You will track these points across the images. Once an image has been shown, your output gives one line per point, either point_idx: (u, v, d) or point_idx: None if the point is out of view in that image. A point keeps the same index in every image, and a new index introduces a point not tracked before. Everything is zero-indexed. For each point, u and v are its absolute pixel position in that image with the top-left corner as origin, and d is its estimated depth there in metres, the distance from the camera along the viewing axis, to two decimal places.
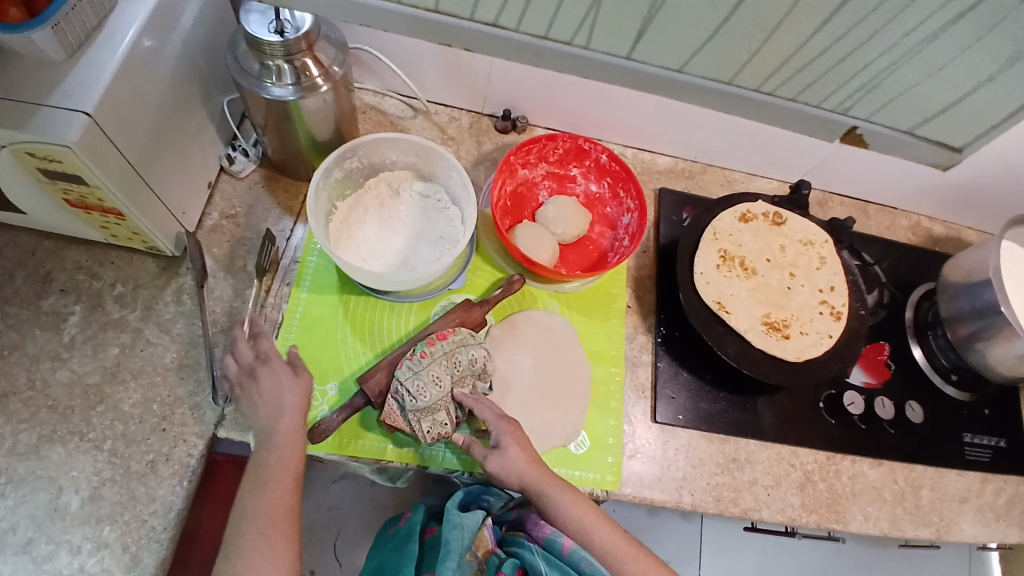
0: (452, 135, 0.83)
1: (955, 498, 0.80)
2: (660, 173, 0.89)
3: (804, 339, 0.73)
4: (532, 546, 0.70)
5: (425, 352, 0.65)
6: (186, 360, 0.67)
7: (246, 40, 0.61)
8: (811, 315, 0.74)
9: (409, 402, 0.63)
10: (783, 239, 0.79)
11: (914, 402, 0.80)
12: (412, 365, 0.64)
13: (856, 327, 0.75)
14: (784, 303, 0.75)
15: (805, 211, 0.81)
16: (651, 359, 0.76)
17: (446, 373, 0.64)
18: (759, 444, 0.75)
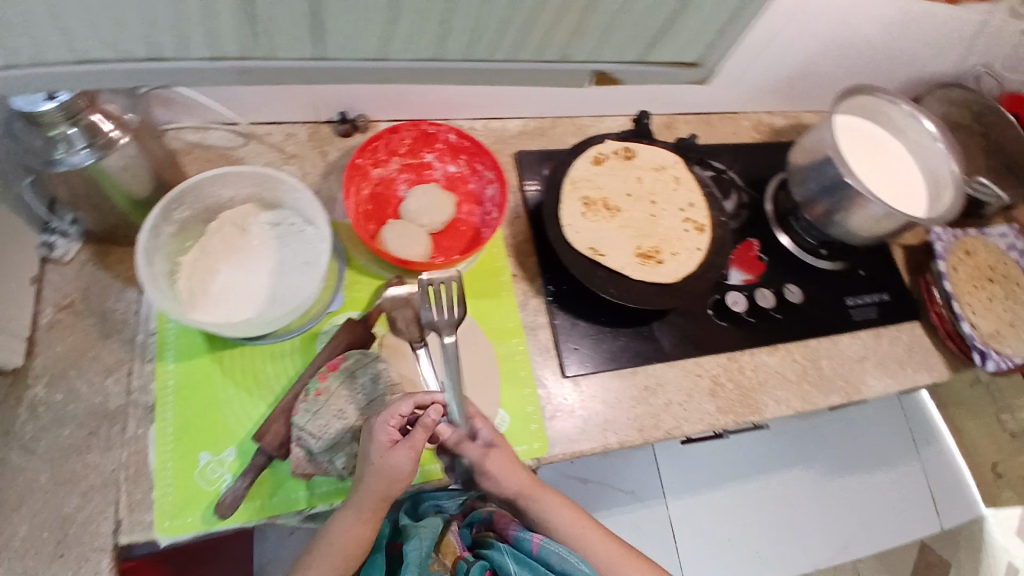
0: (292, 152, 0.79)
1: (854, 358, 0.86)
2: (515, 137, 0.88)
3: (677, 261, 0.76)
4: (501, 546, 0.71)
5: (320, 389, 0.63)
6: (65, 474, 0.62)
7: (17, 114, 0.55)
8: (679, 236, 0.78)
9: (315, 444, 0.61)
10: (640, 170, 0.81)
11: (792, 284, 0.86)
12: (309, 407, 0.62)
13: (721, 234, 0.78)
14: (653, 231, 0.78)
15: (652, 138, 0.83)
16: (548, 319, 0.77)
17: (349, 403, 0.63)
18: (665, 366, 0.78)
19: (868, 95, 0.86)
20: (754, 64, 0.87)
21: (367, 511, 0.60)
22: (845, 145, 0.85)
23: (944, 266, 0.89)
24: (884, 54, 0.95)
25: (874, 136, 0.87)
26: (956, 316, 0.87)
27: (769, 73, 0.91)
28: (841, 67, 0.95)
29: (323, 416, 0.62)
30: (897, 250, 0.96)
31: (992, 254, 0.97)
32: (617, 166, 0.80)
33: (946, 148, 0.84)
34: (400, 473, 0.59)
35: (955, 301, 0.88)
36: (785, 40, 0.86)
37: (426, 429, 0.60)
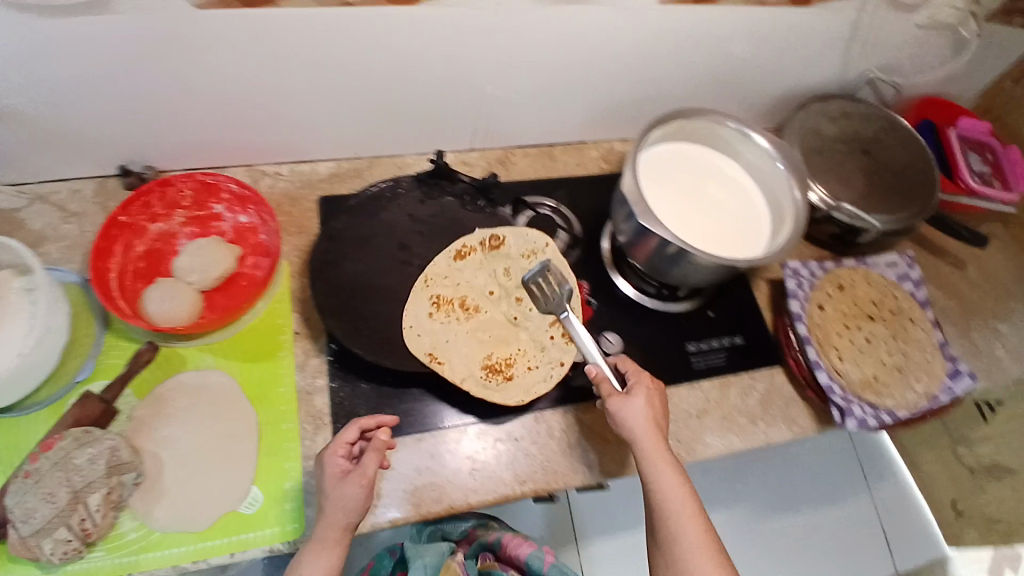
0: (74, 211, 0.77)
1: (691, 414, 0.78)
2: (323, 180, 0.83)
3: (530, 376, 0.71)
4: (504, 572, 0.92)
5: (29, 470, 0.61)
6: None
7: None
8: (539, 347, 0.73)
9: (19, 530, 0.58)
10: (508, 261, 0.77)
11: (611, 333, 0.79)
12: (18, 489, 0.60)
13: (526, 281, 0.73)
14: (509, 339, 0.74)
15: (454, 176, 0.78)
16: (327, 383, 0.70)
17: (59, 486, 0.59)
18: (455, 432, 0.71)
19: (690, 119, 0.77)
20: (567, 92, 0.84)
21: (330, 542, 0.59)
22: (664, 181, 0.77)
23: (798, 307, 0.79)
24: (737, 62, 0.85)
25: (705, 167, 0.80)
26: (814, 363, 0.77)
27: (596, 99, 0.87)
28: (685, 77, 0.87)
29: (32, 502, 0.59)
30: (763, 285, 0.87)
31: (875, 287, 0.84)
32: (417, 210, 0.76)
33: (788, 169, 0.76)
34: (350, 501, 0.59)
35: (812, 348, 0.77)
36: (600, 59, 0.79)
37: (372, 453, 0.61)
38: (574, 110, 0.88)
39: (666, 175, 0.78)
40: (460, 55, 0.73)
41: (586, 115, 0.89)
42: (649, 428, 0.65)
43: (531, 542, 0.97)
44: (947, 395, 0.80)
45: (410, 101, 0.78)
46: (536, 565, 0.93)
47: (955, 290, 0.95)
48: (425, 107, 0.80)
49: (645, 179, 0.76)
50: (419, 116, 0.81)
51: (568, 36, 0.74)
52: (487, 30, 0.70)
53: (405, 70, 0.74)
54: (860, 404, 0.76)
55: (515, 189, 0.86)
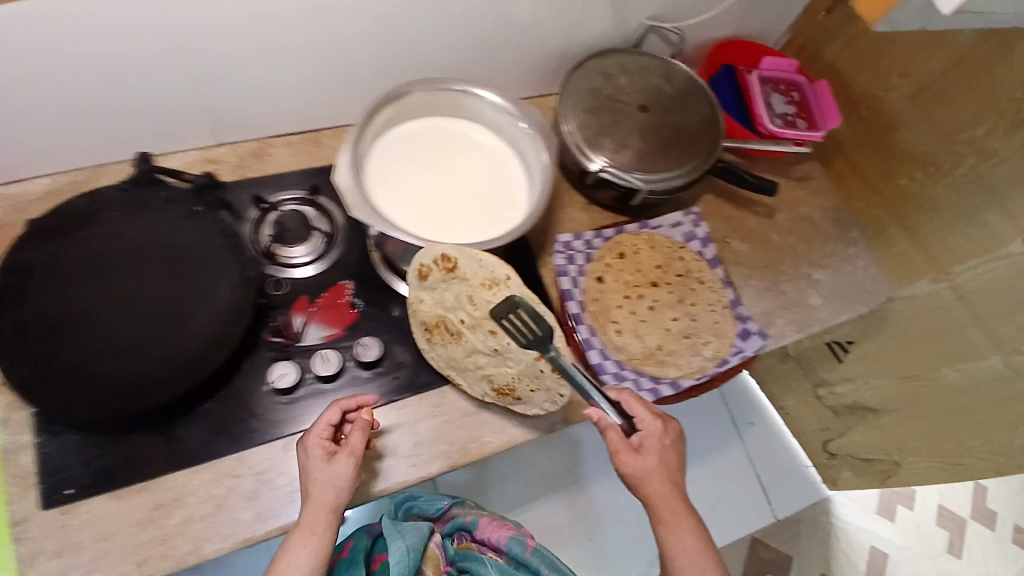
0: None
1: (464, 411, 0.72)
2: (35, 202, 0.72)
3: (534, 396, 0.69)
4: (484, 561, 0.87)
5: None
6: None
7: None
8: (534, 374, 0.67)
9: None
10: (468, 286, 0.66)
11: (368, 338, 0.71)
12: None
13: (244, 300, 0.64)
14: (505, 364, 0.68)
15: (171, 175, 0.69)
16: (32, 438, 0.64)
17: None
18: (191, 472, 0.66)
19: (413, 92, 0.68)
20: (297, 74, 0.73)
21: (316, 524, 0.61)
22: (401, 163, 0.69)
23: (567, 284, 0.75)
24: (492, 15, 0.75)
25: (449, 142, 0.72)
26: (587, 342, 0.74)
27: (350, 73, 0.76)
28: (439, 46, 0.77)
29: None
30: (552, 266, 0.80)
31: (659, 251, 0.82)
32: (124, 227, 0.66)
33: (530, 129, 0.71)
34: (342, 480, 0.62)
35: (583, 327, 0.74)
36: (321, 31, 0.68)
37: (358, 428, 0.64)
38: (316, 93, 0.77)
39: (408, 161, 0.69)
40: (147, 47, 0.63)
41: (347, 89, 0.78)
42: (668, 487, 0.66)
43: (513, 525, 0.93)
44: (737, 357, 0.76)
45: (104, 105, 0.67)
46: (517, 551, 0.89)
47: (761, 241, 0.92)
48: (136, 109, 0.69)
49: (375, 165, 0.67)
50: (133, 117, 0.70)
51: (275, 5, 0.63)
52: (157, 15, 0.60)
53: (77, 72, 0.62)
54: (633, 376, 0.73)
55: (260, 181, 0.77)
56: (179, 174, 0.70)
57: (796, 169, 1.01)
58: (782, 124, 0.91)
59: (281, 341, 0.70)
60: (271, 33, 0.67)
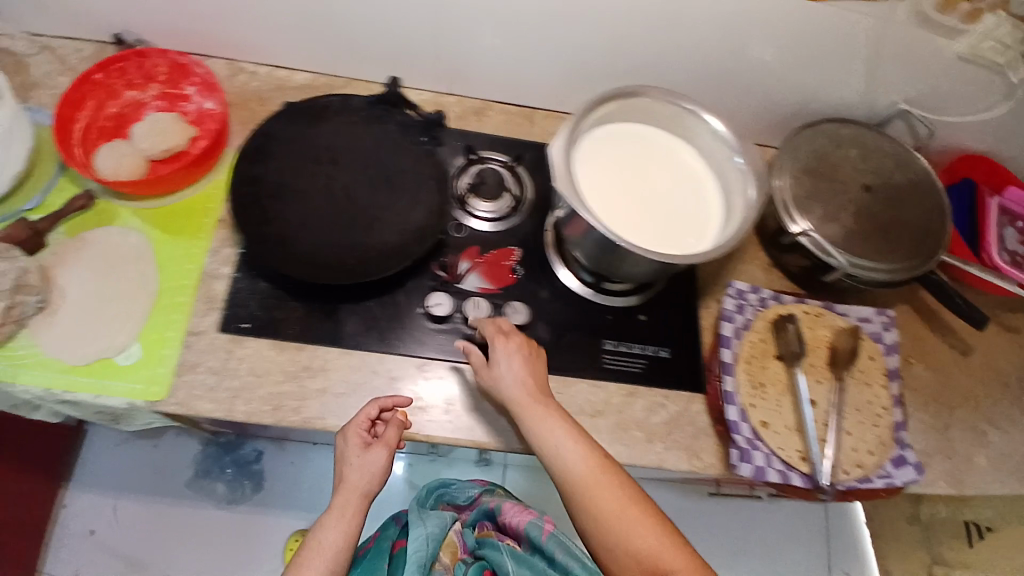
0: (74, 67, 0.83)
1: (585, 411, 0.72)
2: (294, 89, 0.84)
3: (857, 453, 0.72)
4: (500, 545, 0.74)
5: None
6: None
7: None
8: (867, 431, 0.73)
9: None
10: (830, 327, 0.77)
11: (517, 302, 0.73)
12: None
13: (433, 224, 0.70)
14: (849, 415, 0.74)
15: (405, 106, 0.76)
16: (230, 271, 0.73)
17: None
18: (339, 352, 0.71)
19: (639, 97, 0.70)
20: (546, 48, 0.79)
21: (350, 507, 0.61)
22: (610, 160, 0.71)
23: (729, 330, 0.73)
24: (739, 43, 0.77)
25: (659, 152, 0.73)
26: (728, 396, 0.71)
27: (582, 65, 0.81)
28: (674, 60, 0.80)
29: None
30: (714, 306, 0.79)
31: (825, 336, 0.76)
32: (357, 130, 0.74)
33: (744, 164, 0.68)
34: (377, 467, 0.63)
35: (731, 380, 0.72)
36: (580, 10, 0.74)
37: (394, 425, 0.65)
38: (551, 69, 0.82)
39: (615, 155, 0.71)
40: None
41: (570, 79, 0.84)
42: (523, 387, 0.64)
43: (533, 511, 0.79)
44: (883, 481, 0.71)
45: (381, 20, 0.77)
46: (534, 535, 0.75)
47: (944, 373, 0.83)
48: (405, 36, 0.79)
49: (585, 154, 0.70)
50: (399, 46, 0.80)
51: None
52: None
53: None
54: (767, 450, 0.70)
55: (473, 135, 0.82)
56: (412, 108, 0.76)
57: (1007, 316, 0.90)
58: (1009, 262, 0.83)
59: (441, 276, 0.75)
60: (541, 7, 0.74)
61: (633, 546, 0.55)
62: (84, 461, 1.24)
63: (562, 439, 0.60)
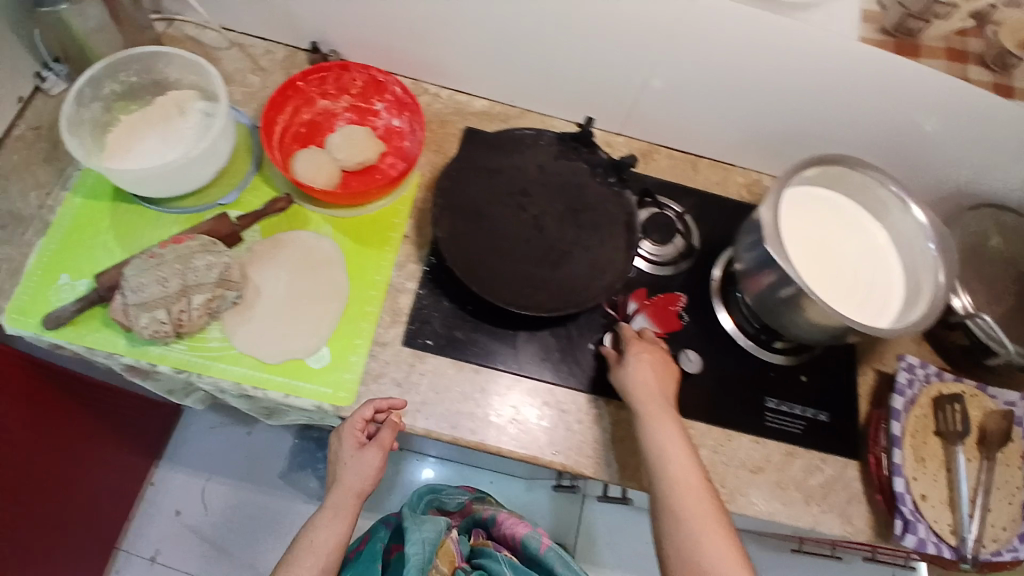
0: (262, 66, 0.84)
1: (746, 466, 0.73)
2: (474, 115, 0.87)
3: (1008, 533, 0.74)
4: (498, 557, 0.82)
5: (156, 253, 0.68)
6: None
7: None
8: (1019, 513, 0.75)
9: (131, 296, 0.66)
10: (984, 407, 0.79)
11: (693, 350, 0.74)
12: (141, 264, 0.68)
13: (620, 266, 0.71)
14: (1001, 495, 0.76)
15: (593, 147, 0.77)
16: (415, 287, 0.75)
17: (173, 275, 0.67)
18: (513, 379, 0.72)
19: (839, 168, 0.72)
20: (735, 104, 0.80)
21: (341, 507, 0.67)
22: (804, 224, 0.73)
23: (899, 404, 0.76)
24: (921, 128, 0.78)
25: (849, 220, 0.74)
26: (895, 467, 0.74)
27: (758, 127, 0.82)
28: (858, 131, 0.80)
29: (158, 278, 0.66)
30: (869, 373, 0.82)
31: (980, 416, 0.78)
32: (547, 164, 0.76)
33: (938, 250, 0.70)
34: (369, 468, 0.68)
35: (897, 452, 0.75)
36: (781, 76, 0.75)
37: (388, 428, 0.67)
38: (733, 125, 0.83)
39: (809, 220, 0.73)
40: (645, 47, 0.75)
41: (738, 137, 0.84)
42: (648, 389, 0.66)
43: (530, 524, 0.87)
44: (1009, 553, 0.73)
45: (578, 61, 0.79)
46: (532, 546, 0.84)
47: None
48: (597, 78, 0.81)
49: (783, 216, 0.72)
50: (585, 87, 0.82)
51: (770, 50, 0.71)
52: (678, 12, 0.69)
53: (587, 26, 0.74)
54: (926, 523, 0.73)
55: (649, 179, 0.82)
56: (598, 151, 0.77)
57: None
58: None
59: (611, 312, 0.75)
60: (737, 69, 0.75)
61: (700, 558, 0.59)
62: (177, 439, 1.28)
63: (673, 446, 0.63)
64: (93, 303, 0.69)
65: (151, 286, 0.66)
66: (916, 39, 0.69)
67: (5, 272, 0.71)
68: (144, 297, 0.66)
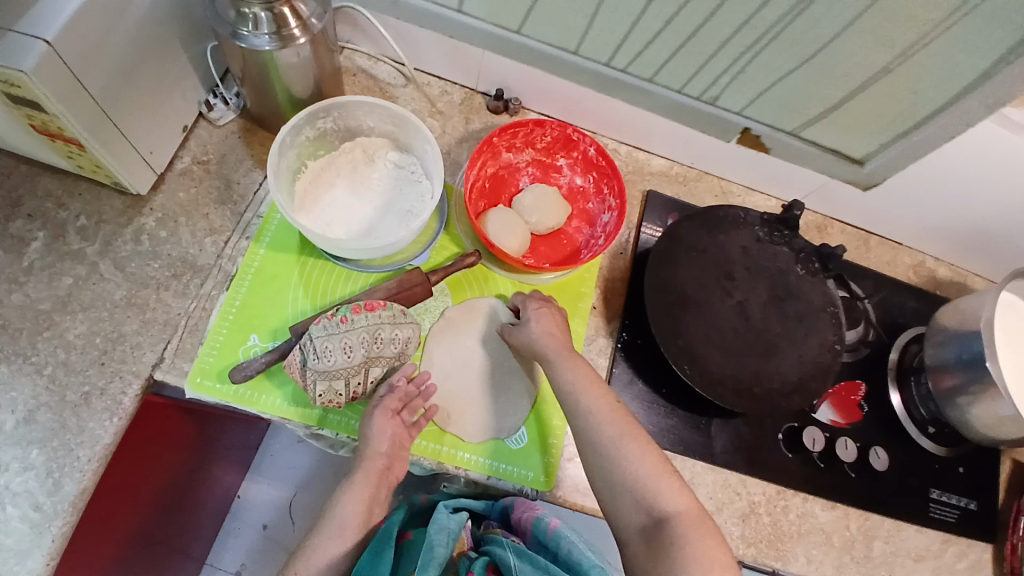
0: (440, 109, 0.80)
1: (911, 555, 0.76)
2: (653, 175, 0.84)
3: None
4: (504, 540, 0.62)
5: (347, 317, 0.63)
6: (150, 300, 0.67)
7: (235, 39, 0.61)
8: None
9: (312, 360, 0.61)
10: None
11: (881, 449, 0.76)
12: (327, 327, 0.62)
13: (829, 360, 0.70)
14: None
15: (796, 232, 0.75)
16: (607, 364, 0.74)
17: (360, 345, 0.62)
18: (706, 467, 0.71)
19: None
20: (932, 197, 0.79)
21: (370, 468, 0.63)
22: (1001, 326, 0.75)
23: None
24: None
25: None
26: None
27: (943, 218, 0.82)
28: None
29: (340, 348, 0.61)
30: (1007, 462, 0.85)
31: None
32: (751, 247, 0.74)
33: None
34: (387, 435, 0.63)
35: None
36: (995, 179, 0.73)
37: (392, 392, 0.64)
38: (916, 213, 0.82)
39: (1010, 324, 0.76)
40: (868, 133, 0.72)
41: (921, 224, 0.84)
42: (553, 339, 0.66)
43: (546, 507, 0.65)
44: None
45: (786, 141, 0.76)
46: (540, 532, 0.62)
47: None
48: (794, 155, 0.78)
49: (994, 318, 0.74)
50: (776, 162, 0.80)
51: (994, 155, 0.70)
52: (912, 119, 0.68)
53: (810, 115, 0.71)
54: None
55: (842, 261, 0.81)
56: (797, 235, 0.75)
57: None
58: None
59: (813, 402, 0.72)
60: (944, 166, 0.74)
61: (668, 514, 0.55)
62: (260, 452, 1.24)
63: (585, 393, 0.62)
64: (280, 358, 0.64)
65: (333, 355, 0.61)
66: None
67: (187, 328, 0.67)
68: (329, 368, 0.61)
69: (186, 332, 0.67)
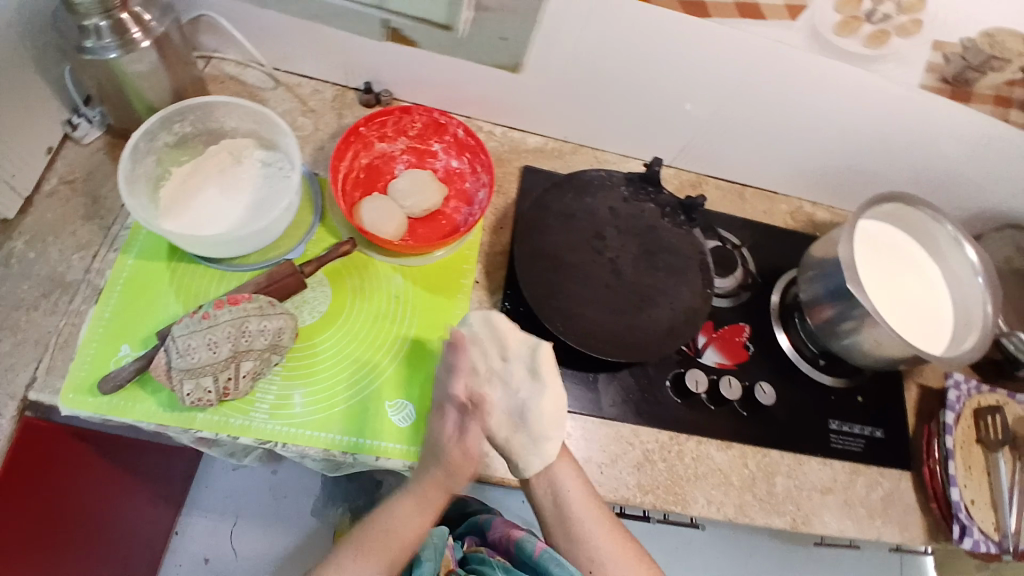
0: (313, 107, 0.82)
1: (818, 488, 0.77)
2: (530, 152, 0.87)
3: None
4: (493, 562, 0.74)
5: (210, 312, 0.64)
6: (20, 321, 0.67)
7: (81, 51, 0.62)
8: None
9: (176, 360, 0.61)
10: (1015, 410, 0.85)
11: (766, 384, 0.78)
12: (191, 324, 0.63)
13: (699, 304, 0.73)
14: None
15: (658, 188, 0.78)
16: None
17: (226, 339, 0.62)
18: (598, 423, 0.73)
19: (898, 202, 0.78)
20: (788, 139, 0.83)
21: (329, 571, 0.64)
22: (869, 253, 0.79)
23: (951, 418, 0.82)
24: (954, 168, 0.84)
25: (907, 253, 0.81)
26: (951, 477, 0.78)
27: (803, 162, 0.86)
28: (898, 167, 0.85)
29: (204, 344, 0.62)
30: (911, 388, 0.88)
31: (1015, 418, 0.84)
32: (619, 206, 0.77)
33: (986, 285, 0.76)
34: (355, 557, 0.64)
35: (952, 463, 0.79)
36: (841, 113, 0.77)
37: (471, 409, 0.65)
38: (778, 160, 0.86)
39: (878, 253, 0.79)
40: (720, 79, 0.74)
41: (786, 170, 0.88)
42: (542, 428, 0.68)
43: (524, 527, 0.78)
44: None
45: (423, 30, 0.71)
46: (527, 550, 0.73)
47: None
48: (653, 115, 0.82)
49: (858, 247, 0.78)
50: (639, 125, 0.84)
51: (835, 90, 0.74)
52: (748, 63, 0.72)
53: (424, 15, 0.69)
54: (980, 535, 0.76)
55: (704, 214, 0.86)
56: (661, 190, 0.78)
57: None
58: None
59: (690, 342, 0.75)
60: (793, 106, 0.77)
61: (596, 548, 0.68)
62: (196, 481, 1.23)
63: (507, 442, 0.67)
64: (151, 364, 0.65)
65: (198, 352, 0.62)
66: (970, 88, 0.71)
67: (58, 344, 0.67)
68: (195, 364, 0.62)
69: (57, 348, 0.67)
